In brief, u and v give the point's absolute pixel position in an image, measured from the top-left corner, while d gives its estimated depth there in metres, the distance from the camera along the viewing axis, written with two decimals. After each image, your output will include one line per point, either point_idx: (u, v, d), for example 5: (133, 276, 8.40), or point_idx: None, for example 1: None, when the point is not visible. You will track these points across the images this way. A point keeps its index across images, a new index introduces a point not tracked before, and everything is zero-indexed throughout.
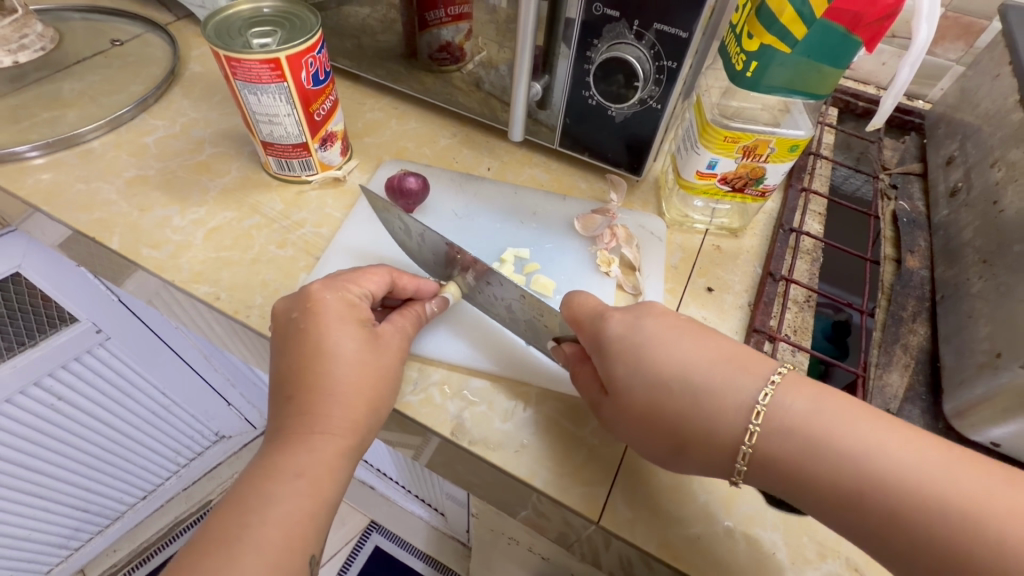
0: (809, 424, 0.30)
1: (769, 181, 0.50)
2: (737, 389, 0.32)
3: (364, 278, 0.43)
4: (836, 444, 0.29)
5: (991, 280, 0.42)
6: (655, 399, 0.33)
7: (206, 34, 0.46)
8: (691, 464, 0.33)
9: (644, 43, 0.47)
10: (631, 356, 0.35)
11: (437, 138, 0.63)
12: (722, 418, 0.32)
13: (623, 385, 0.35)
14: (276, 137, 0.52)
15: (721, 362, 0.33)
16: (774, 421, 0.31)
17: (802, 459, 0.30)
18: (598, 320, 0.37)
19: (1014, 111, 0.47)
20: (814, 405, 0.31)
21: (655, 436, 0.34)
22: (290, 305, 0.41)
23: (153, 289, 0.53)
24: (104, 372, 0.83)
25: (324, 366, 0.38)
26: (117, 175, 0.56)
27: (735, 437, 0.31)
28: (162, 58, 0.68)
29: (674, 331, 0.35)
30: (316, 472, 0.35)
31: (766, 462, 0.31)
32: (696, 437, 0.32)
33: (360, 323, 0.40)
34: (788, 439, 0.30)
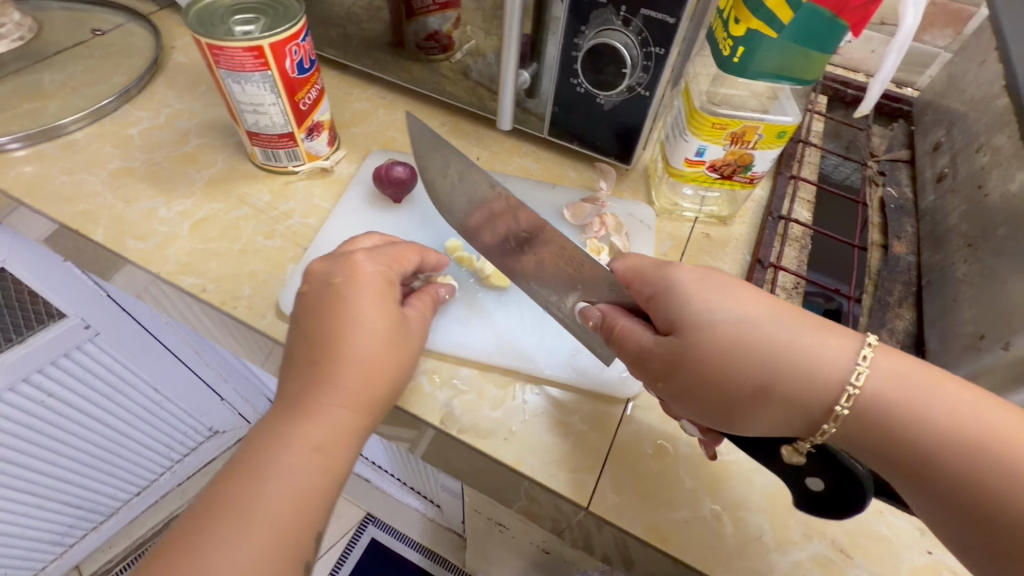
0: (911, 397, 0.29)
1: (757, 168, 0.50)
2: (836, 351, 0.31)
3: (403, 255, 0.44)
4: (930, 417, 0.29)
5: (976, 263, 0.42)
6: (737, 353, 0.32)
7: (187, 21, 0.45)
8: (764, 423, 0.32)
9: (632, 29, 0.47)
10: (707, 308, 0.33)
11: (426, 128, 0.63)
12: (818, 378, 0.31)
13: (695, 334, 0.33)
14: (261, 127, 0.51)
15: (812, 326, 0.32)
16: (872, 386, 0.30)
17: (892, 423, 0.30)
18: (664, 270, 0.36)
19: (999, 97, 0.47)
20: (919, 374, 0.30)
21: (729, 394, 0.32)
22: (329, 269, 0.40)
23: (139, 281, 0.53)
24: (95, 368, 0.82)
25: (352, 336, 0.37)
26: (101, 166, 0.56)
27: (830, 397, 0.30)
28: (145, 48, 0.66)
29: (751, 288, 0.34)
30: (329, 447, 0.34)
31: (857, 422, 0.30)
32: (784, 394, 0.31)
33: (395, 301, 0.40)
34: (883, 402, 0.30)
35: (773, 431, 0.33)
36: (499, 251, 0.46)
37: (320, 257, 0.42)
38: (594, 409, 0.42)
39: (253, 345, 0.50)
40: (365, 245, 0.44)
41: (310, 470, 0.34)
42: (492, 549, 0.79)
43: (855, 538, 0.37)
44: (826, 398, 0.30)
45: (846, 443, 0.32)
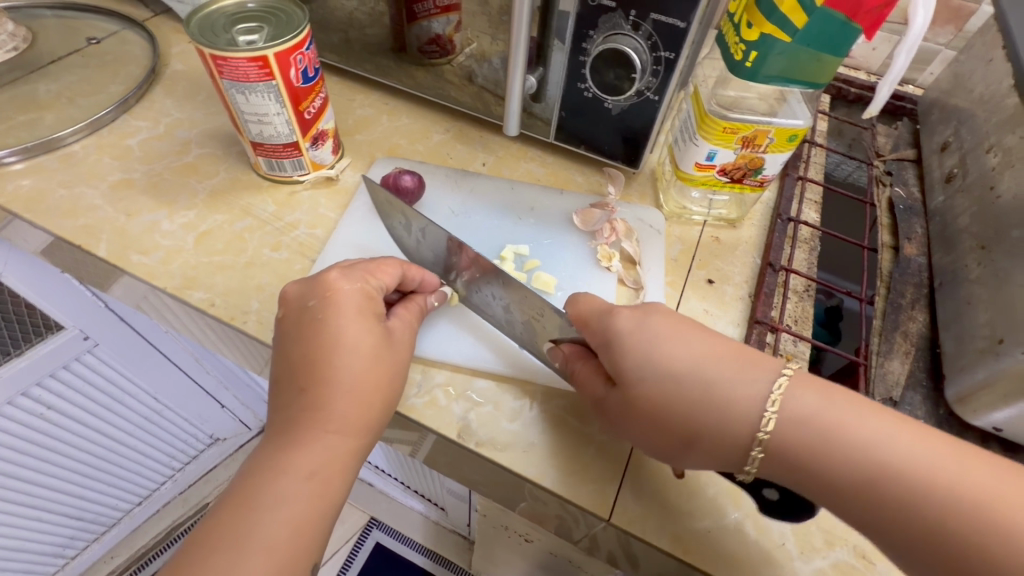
0: (825, 417, 0.31)
1: (768, 171, 0.49)
2: (751, 381, 0.32)
3: (380, 268, 0.43)
4: (842, 437, 0.30)
5: (990, 266, 0.42)
6: (667, 391, 0.33)
7: (189, 31, 0.44)
8: (700, 458, 0.33)
9: (641, 34, 0.46)
10: (640, 351, 0.35)
11: (430, 133, 0.62)
12: (738, 407, 0.32)
13: (635, 376, 0.34)
14: (266, 137, 0.50)
15: (730, 356, 0.34)
16: (789, 410, 0.31)
17: (808, 449, 0.30)
18: (606, 316, 0.37)
19: (1009, 96, 0.48)
20: (828, 396, 0.31)
21: (666, 433, 0.34)
22: (306, 292, 0.40)
23: (143, 295, 0.52)
24: (94, 380, 0.81)
25: (341, 360, 0.37)
26: (101, 179, 0.55)
27: (751, 425, 0.31)
28: (141, 56, 0.65)
29: (678, 326, 0.35)
30: (324, 474, 0.35)
31: (778, 451, 0.31)
32: (711, 428, 0.32)
33: (377, 319, 0.40)
34: (796, 428, 0.31)
35: (710, 467, 0.34)
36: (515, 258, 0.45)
37: (296, 281, 0.42)
38: None
39: (263, 359, 0.49)
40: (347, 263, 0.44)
41: (311, 496, 0.34)
42: (501, 555, 0.78)
43: (876, 544, 0.37)
44: (747, 426, 0.31)
45: (767, 473, 0.32)
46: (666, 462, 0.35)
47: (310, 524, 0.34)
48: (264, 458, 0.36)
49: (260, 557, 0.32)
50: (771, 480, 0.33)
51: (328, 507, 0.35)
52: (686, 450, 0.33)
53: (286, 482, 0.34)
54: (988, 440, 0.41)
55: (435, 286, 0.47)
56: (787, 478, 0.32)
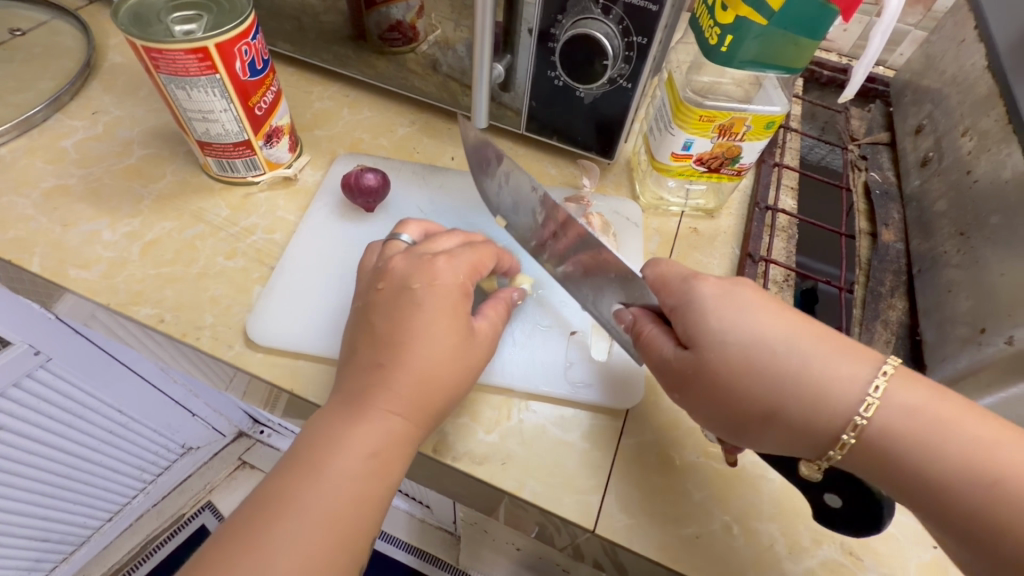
0: (925, 411, 0.29)
1: (745, 160, 0.48)
2: (850, 364, 0.30)
3: (480, 262, 0.41)
4: (943, 436, 0.28)
5: (969, 252, 0.42)
6: (753, 358, 0.31)
7: (119, 22, 0.40)
8: (777, 437, 0.32)
9: (612, 18, 0.44)
10: (726, 315, 0.32)
11: (395, 126, 0.59)
12: (837, 391, 0.30)
13: (715, 337, 0.32)
14: (213, 136, 0.46)
15: (828, 339, 0.31)
16: (890, 400, 0.29)
17: (912, 440, 0.29)
18: (690, 278, 0.35)
19: (982, 77, 0.47)
20: (931, 393, 0.30)
21: (741, 406, 0.31)
22: (408, 272, 0.38)
23: (87, 311, 0.48)
24: (49, 394, 0.76)
25: (415, 349, 0.35)
26: (32, 186, 0.50)
27: (848, 407, 0.30)
28: (74, 49, 0.60)
29: (769, 302, 0.33)
30: (388, 454, 0.33)
31: (875, 440, 0.29)
32: (803, 407, 0.30)
33: (465, 317, 0.37)
34: (908, 422, 0.29)
35: (783, 446, 0.32)
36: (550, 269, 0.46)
37: (399, 254, 0.40)
38: (594, 426, 0.40)
39: (224, 375, 0.46)
40: (410, 237, 0.43)
41: (369, 476, 0.32)
42: (486, 555, 0.77)
43: (862, 539, 0.37)
44: (846, 409, 0.30)
45: (852, 462, 0.31)
46: (730, 435, 0.33)
47: (361, 509, 0.31)
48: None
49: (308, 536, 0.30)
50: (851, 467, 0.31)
51: (355, 510, 0.31)
52: (763, 425, 0.31)
53: (338, 465, 0.32)
54: None
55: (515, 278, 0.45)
56: (872, 469, 0.30)
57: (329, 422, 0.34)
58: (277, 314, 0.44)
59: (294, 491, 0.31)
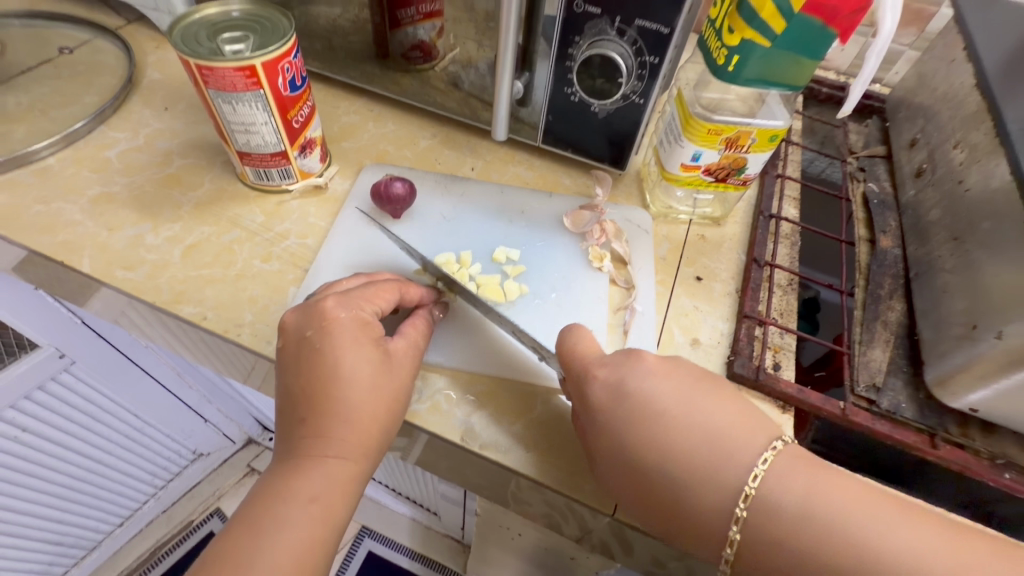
0: (804, 514, 0.31)
1: (750, 170, 0.51)
2: (724, 464, 0.34)
3: (379, 297, 0.42)
4: (834, 538, 0.30)
5: (963, 256, 0.45)
6: (638, 462, 0.35)
7: (173, 41, 0.44)
8: (679, 536, 0.35)
9: (626, 39, 0.47)
10: (613, 414, 0.37)
11: (417, 139, 0.62)
12: (714, 494, 0.33)
13: (608, 439, 0.36)
14: (253, 147, 0.50)
15: (706, 432, 0.35)
16: (762, 504, 0.32)
17: (801, 547, 0.31)
18: (586, 373, 0.39)
19: (971, 95, 0.50)
20: (810, 486, 0.32)
21: (643, 505, 0.35)
22: (303, 321, 0.39)
23: (126, 310, 0.51)
24: (70, 398, 0.78)
25: (341, 395, 0.37)
26: (80, 193, 0.53)
27: (723, 518, 0.33)
28: (116, 66, 0.64)
29: (661, 389, 0.37)
30: (328, 497, 0.35)
31: (752, 541, 0.32)
32: (683, 510, 0.34)
33: (375, 343, 0.39)
34: (774, 523, 0.32)
35: (690, 548, 0.35)
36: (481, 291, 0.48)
37: (293, 308, 0.41)
38: None
39: (257, 372, 0.48)
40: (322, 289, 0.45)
41: (317, 524, 0.35)
42: (496, 556, 0.78)
43: None
44: (720, 517, 0.33)
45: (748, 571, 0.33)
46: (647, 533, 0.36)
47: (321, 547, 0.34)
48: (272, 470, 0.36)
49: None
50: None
51: (329, 540, 0.35)
52: (664, 525, 0.35)
53: (280, 520, 0.34)
54: (968, 421, 0.43)
55: (435, 298, 0.47)
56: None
57: (268, 482, 0.36)
58: None
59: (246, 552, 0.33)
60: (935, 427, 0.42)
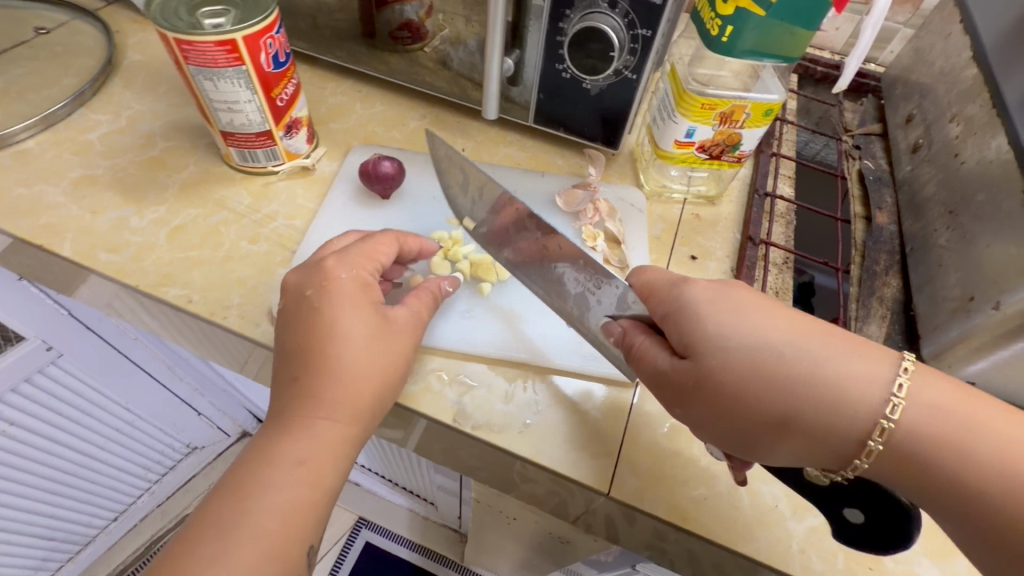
0: (953, 416, 0.30)
1: (745, 147, 0.50)
2: (865, 367, 0.31)
3: (377, 252, 0.42)
4: (978, 441, 0.29)
5: (958, 229, 0.44)
6: (758, 363, 0.32)
7: (150, 15, 0.42)
8: (791, 440, 0.32)
9: (618, 11, 0.46)
10: (724, 321, 0.33)
11: (407, 120, 0.61)
12: (852, 392, 0.30)
13: (718, 343, 0.32)
14: (237, 126, 0.48)
15: (833, 341, 0.32)
16: (908, 406, 0.30)
17: (939, 443, 0.30)
18: (681, 285, 0.36)
19: (968, 68, 0.50)
20: (956, 396, 0.31)
21: (751, 412, 0.32)
22: (303, 280, 0.39)
23: (112, 296, 0.49)
24: (58, 392, 0.77)
25: (335, 355, 0.36)
26: (61, 176, 0.52)
27: (864, 417, 0.30)
28: (96, 47, 0.62)
29: (766, 305, 0.34)
30: (317, 459, 0.34)
31: (901, 442, 0.30)
32: (818, 415, 0.31)
33: (372, 306, 0.39)
34: (932, 423, 0.30)
35: (799, 454, 0.32)
36: (508, 264, 0.48)
37: (294, 268, 0.41)
38: (606, 397, 0.42)
39: (246, 357, 0.48)
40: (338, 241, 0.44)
41: (303, 506, 0.34)
42: (494, 543, 0.78)
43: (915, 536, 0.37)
44: (853, 417, 0.30)
45: (873, 468, 0.31)
46: (739, 446, 0.33)
47: (308, 528, 0.34)
48: (256, 448, 0.35)
49: (248, 552, 0.31)
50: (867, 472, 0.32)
51: (316, 521, 0.34)
52: (777, 430, 0.32)
53: (267, 483, 0.33)
54: None
55: (433, 251, 0.48)
56: (893, 473, 0.31)
57: (257, 454, 0.35)
58: None
59: (227, 533, 0.32)
60: None
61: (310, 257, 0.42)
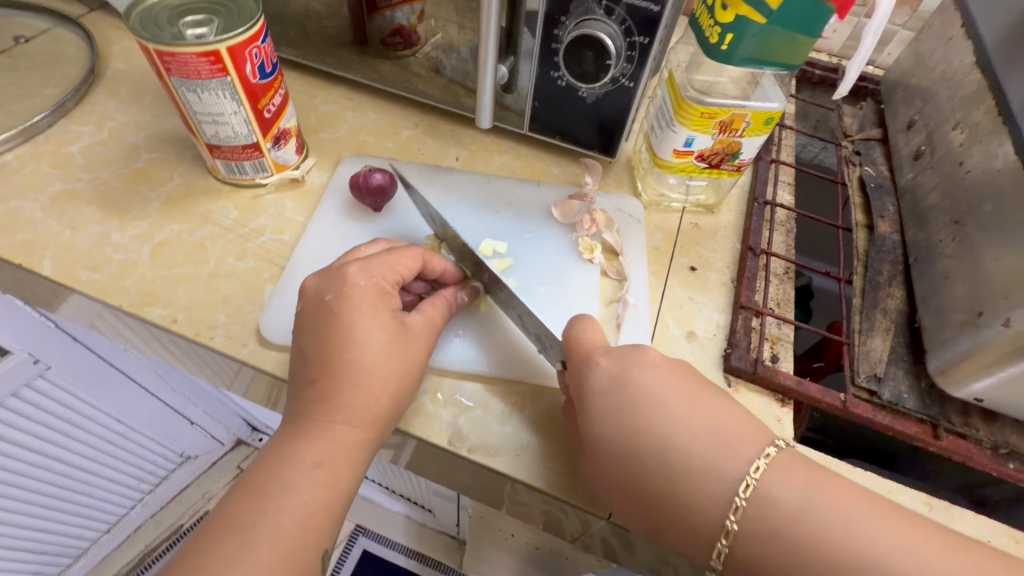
0: (798, 515, 0.30)
1: (745, 155, 0.49)
2: (729, 458, 0.32)
3: (402, 264, 0.40)
4: (823, 543, 0.29)
5: (963, 240, 0.43)
6: (632, 454, 0.33)
7: (131, 26, 0.41)
8: (670, 534, 0.32)
9: (615, 18, 0.45)
10: (609, 406, 0.35)
11: (399, 129, 0.60)
12: (713, 485, 0.31)
13: (597, 434, 0.35)
14: (222, 138, 0.47)
15: (710, 426, 0.33)
16: (755, 502, 0.30)
17: (793, 544, 0.29)
18: (586, 364, 0.37)
19: (971, 74, 0.49)
20: (808, 489, 0.30)
21: (635, 497, 0.33)
22: (324, 285, 0.38)
23: (95, 315, 0.48)
24: (49, 405, 0.75)
25: (358, 364, 0.35)
26: (41, 190, 0.50)
27: (719, 514, 0.31)
28: (78, 56, 0.60)
29: (662, 383, 0.35)
30: (333, 462, 0.33)
31: (747, 541, 0.30)
32: (679, 508, 0.32)
33: (392, 314, 0.38)
34: (775, 527, 0.30)
35: (677, 547, 0.33)
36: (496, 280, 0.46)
37: (317, 271, 0.40)
38: None
39: (234, 377, 0.46)
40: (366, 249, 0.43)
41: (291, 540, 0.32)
42: (491, 555, 0.77)
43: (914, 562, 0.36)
44: (714, 514, 0.31)
45: (734, 570, 0.31)
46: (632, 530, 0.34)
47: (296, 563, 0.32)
48: (249, 469, 0.33)
49: (264, 553, 0.30)
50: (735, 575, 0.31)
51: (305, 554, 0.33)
52: (653, 522, 0.33)
53: (283, 481, 0.32)
54: (971, 410, 0.42)
55: (456, 277, 0.46)
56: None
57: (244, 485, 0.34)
58: (287, 310, 0.44)
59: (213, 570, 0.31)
60: (936, 417, 0.41)
61: (333, 261, 0.41)
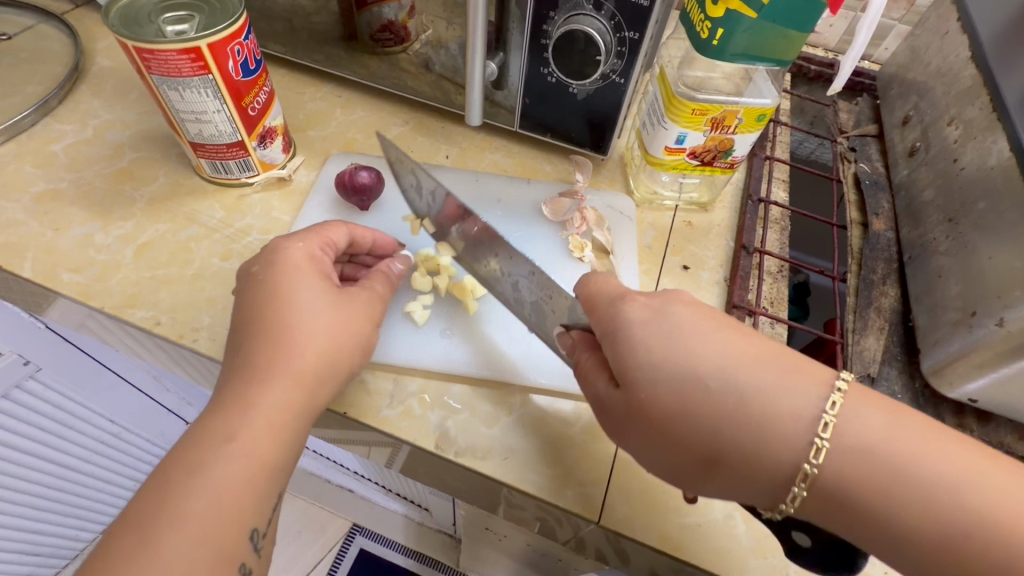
0: (881, 447, 0.27)
1: (738, 152, 0.48)
2: (795, 397, 0.28)
3: (330, 236, 0.41)
4: (909, 472, 0.26)
5: (958, 238, 0.43)
6: (688, 395, 0.29)
7: (110, 23, 0.40)
8: (724, 479, 0.30)
9: (604, 13, 0.44)
10: (655, 345, 0.31)
11: (388, 126, 0.59)
12: (783, 428, 0.28)
13: (647, 374, 0.31)
14: (206, 137, 0.46)
15: (768, 362, 0.29)
16: (842, 436, 0.27)
17: (867, 484, 0.27)
18: (618, 304, 0.34)
19: (967, 68, 0.48)
20: (888, 419, 0.28)
21: (683, 448, 0.30)
22: (253, 259, 0.38)
23: (79, 317, 0.47)
24: (38, 406, 0.74)
25: (280, 319, 0.34)
26: (23, 191, 0.49)
27: (797, 454, 0.28)
28: (62, 53, 0.59)
29: (705, 322, 0.32)
30: (252, 435, 0.31)
31: (826, 484, 0.27)
32: (746, 451, 0.28)
33: (321, 278, 0.38)
34: (857, 458, 0.27)
35: (735, 493, 0.30)
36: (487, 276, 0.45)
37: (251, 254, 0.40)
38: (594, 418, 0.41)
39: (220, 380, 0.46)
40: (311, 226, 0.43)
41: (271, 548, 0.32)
42: (487, 555, 0.76)
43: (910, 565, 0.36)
44: (788, 453, 0.28)
45: (807, 511, 0.29)
46: (677, 480, 0.31)
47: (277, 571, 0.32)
48: None
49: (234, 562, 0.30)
50: (807, 515, 0.29)
51: None
52: (709, 469, 0.30)
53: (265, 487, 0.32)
54: (964, 410, 0.42)
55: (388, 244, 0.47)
56: (830, 515, 0.28)
57: None
58: None
59: None
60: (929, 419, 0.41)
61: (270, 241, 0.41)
